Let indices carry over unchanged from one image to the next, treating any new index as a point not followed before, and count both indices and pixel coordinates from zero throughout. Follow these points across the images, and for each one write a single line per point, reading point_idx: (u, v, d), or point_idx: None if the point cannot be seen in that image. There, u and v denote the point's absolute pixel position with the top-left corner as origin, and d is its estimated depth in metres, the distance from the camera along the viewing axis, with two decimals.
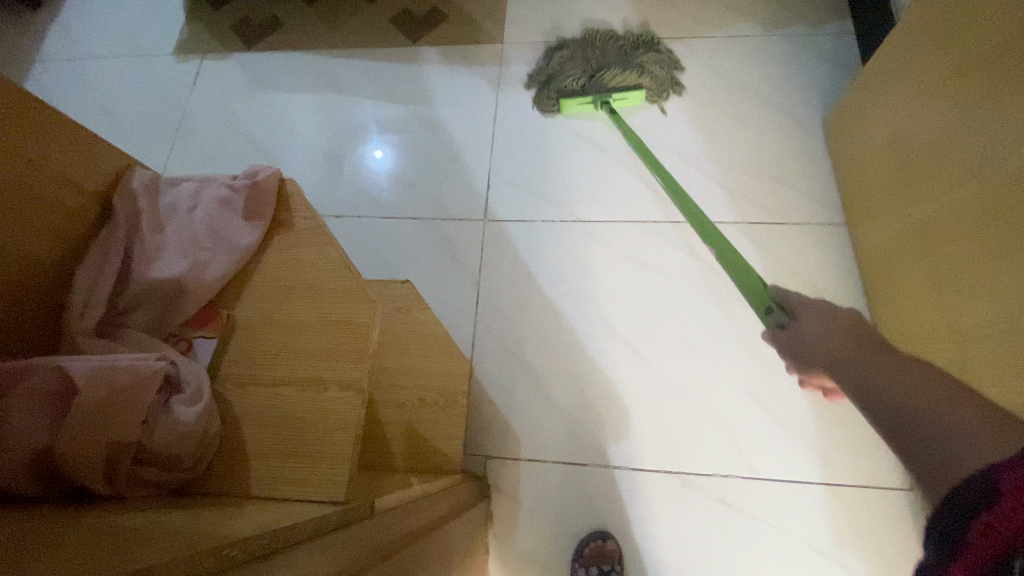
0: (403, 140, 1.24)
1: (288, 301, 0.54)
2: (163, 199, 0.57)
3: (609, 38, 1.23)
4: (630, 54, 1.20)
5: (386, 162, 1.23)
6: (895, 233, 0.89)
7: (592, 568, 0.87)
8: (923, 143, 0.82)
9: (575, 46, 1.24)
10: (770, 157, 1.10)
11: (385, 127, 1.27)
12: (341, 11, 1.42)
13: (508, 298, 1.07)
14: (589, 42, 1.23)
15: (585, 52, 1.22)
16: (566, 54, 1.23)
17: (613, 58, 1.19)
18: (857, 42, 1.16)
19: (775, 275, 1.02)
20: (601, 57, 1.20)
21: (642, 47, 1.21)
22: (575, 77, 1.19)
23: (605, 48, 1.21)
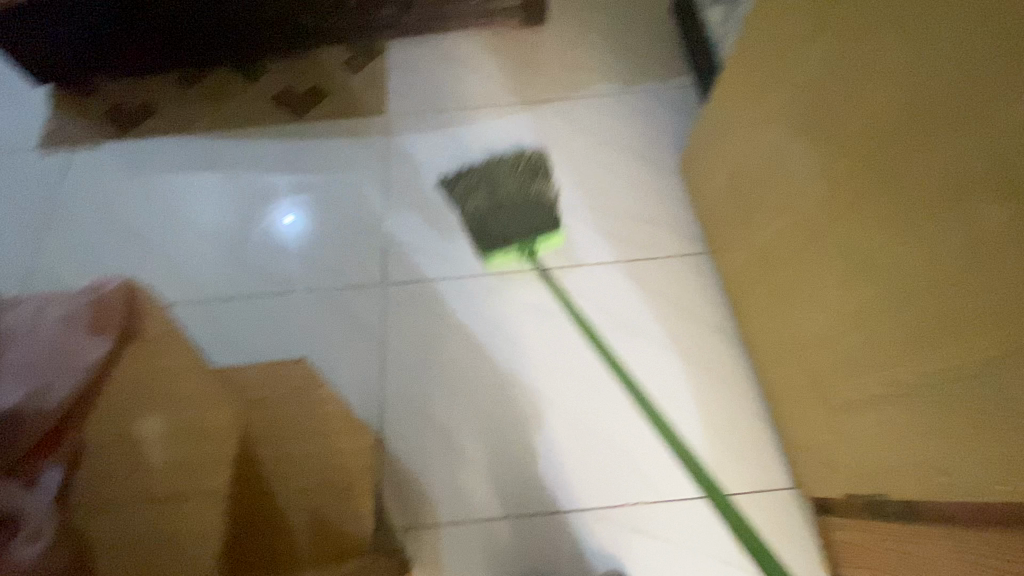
0: (310, 202, 1.25)
1: (139, 419, 0.66)
2: (7, 324, 0.69)
3: (504, 170, 1.17)
4: (531, 182, 1.17)
5: (294, 226, 1.23)
6: (744, 258, 0.99)
7: None
8: (753, 178, 0.92)
9: (477, 177, 1.17)
10: (638, 200, 1.21)
11: (293, 193, 1.27)
12: (219, 92, 1.42)
13: (412, 360, 1.08)
14: (489, 172, 1.17)
15: (490, 187, 1.16)
16: (471, 190, 1.17)
17: (519, 191, 1.15)
18: (697, 92, 1.32)
19: (656, 306, 1.10)
20: (505, 189, 1.15)
21: (539, 171, 1.18)
22: (489, 218, 1.13)
23: (506, 180, 1.16)
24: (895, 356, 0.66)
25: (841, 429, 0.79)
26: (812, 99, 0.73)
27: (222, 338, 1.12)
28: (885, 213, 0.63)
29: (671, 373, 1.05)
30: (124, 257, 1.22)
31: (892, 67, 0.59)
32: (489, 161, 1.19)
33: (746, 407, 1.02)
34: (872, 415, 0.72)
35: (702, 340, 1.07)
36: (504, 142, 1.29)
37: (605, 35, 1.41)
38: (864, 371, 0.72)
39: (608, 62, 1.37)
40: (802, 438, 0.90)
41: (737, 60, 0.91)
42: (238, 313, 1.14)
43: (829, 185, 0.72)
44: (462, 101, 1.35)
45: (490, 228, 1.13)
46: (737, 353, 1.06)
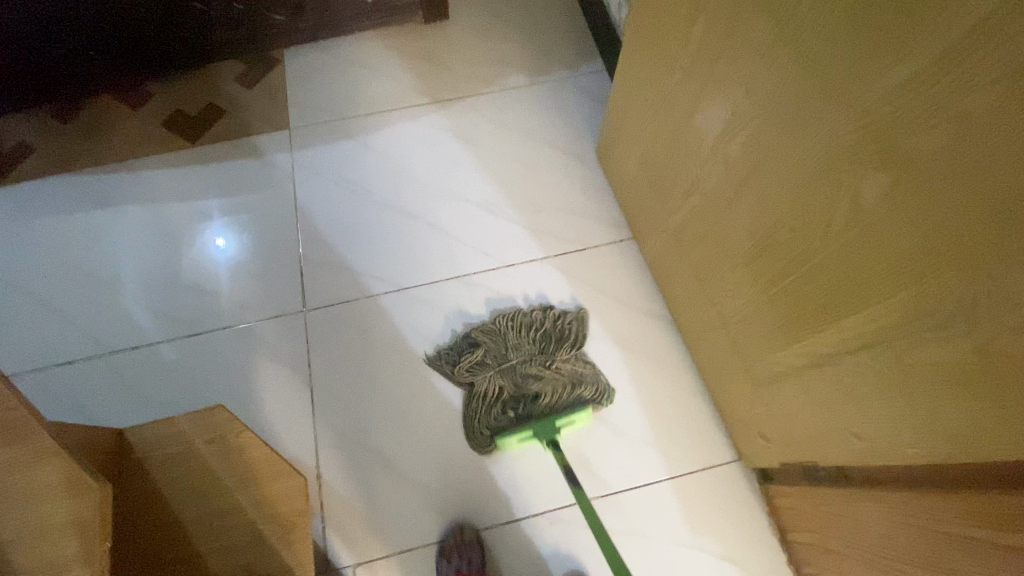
0: (241, 220, 1.17)
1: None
2: None
3: (516, 335, 1.03)
4: (550, 351, 1.02)
5: (225, 248, 1.15)
6: (662, 242, 0.99)
7: (454, 558, 0.89)
8: (660, 163, 0.92)
9: (487, 347, 1.02)
10: (559, 192, 1.19)
11: (225, 214, 1.18)
12: (101, 122, 1.29)
13: (344, 387, 1.03)
14: (499, 338, 1.03)
15: (501, 359, 1.01)
16: (481, 365, 1.01)
17: (536, 365, 1.01)
18: (607, 77, 1.31)
19: (588, 298, 1.09)
20: (519, 361, 1.01)
21: (561, 340, 1.03)
22: (503, 399, 0.98)
23: (519, 348, 1.02)
24: (801, 328, 0.67)
25: (767, 400, 0.80)
26: (703, 79, 0.72)
27: (134, 393, 1.03)
28: (778, 189, 0.64)
29: (609, 363, 1.04)
30: (12, 317, 1.10)
31: (762, 44, 0.59)
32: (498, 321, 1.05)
33: (685, 388, 1.02)
34: (791, 387, 0.73)
35: (635, 327, 1.07)
36: (417, 147, 1.24)
37: (510, 26, 1.37)
38: (778, 344, 0.73)
39: (516, 54, 1.34)
40: (737, 413, 0.91)
41: (631, 44, 0.89)
42: (159, 360, 1.06)
43: (725, 164, 0.73)
44: (370, 108, 1.28)
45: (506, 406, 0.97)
46: (671, 335, 1.06)
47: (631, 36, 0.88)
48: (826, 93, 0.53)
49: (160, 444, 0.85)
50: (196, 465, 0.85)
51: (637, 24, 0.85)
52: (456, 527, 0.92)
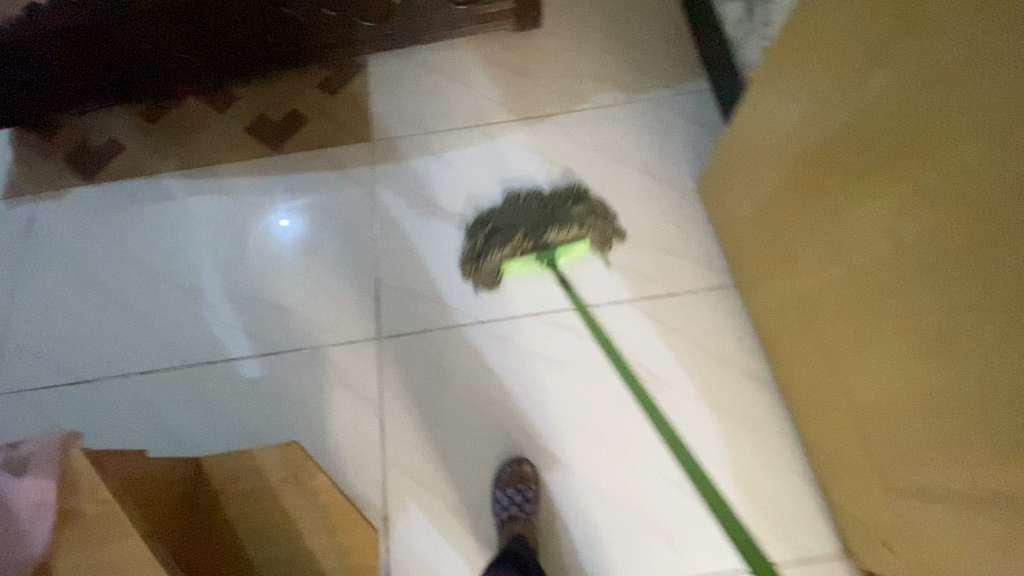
0: (306, 200, 1.18)
1: None
2: None
3: (523, 202, 1.04)
4: (557, 207, 1.03)
5: (288, 227, 1.16)
6: (777, 302, 0.89)
7: (509, 490, 0.91)
8: (787, 218, 0.81)
9: (496, 222, 1.03)
10: (654, 227, 1.09)
11: (289, 194, 1.19)
12: (188, 125, 1.28)
13: (415, 426, 0.99)
14: (507, 211, 1.04)
15: (514, 218, 1.03)
16: (496, 231, 1.03)
17: (545, 217, 1.02)
18: (713, 99, 1.18)
19: (680, 351, 1.00)
20: (530, 217, 1.02)
21: (569, 196, 1.05)
22: (517, 247, 1.00)
23: (530, 209, 1.03)
24: (973, 460, 0.57)
25: (905, 512, 0.69)
26: (875, 146, 0.61)
27: (209, 410, 1.02)
28: (972, 296, 0.52)
29: (700, 427, 0.95)
30: (100, 321, 1.12)
31: (989, 128, 0.47)
32: (507, 197, 1.07)
33: (784, 464, 0.92)
34: (944, 512, 0.62)
35: (732, 387, 0.97)
36: (501, 167, 1.17)
37: (607, 36, 1.26)
38: (934, 461, 0.62)
39: (612, 68, 1.23)
40: (855, 507, 0.81)
41: (770, 85, 0.78)
42: (234, 379, 1.04)
43: (891, 247, 0.62)
44: (454, 122, 1.22)
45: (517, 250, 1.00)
46: (772, 400, 0.96)
47: (771, 77, 0.77)
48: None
49: (238, 479, 0.84)
50: (273, 503, 0.84)
51: (784, 62, 0.73)
52: (515, 460, 0.94)
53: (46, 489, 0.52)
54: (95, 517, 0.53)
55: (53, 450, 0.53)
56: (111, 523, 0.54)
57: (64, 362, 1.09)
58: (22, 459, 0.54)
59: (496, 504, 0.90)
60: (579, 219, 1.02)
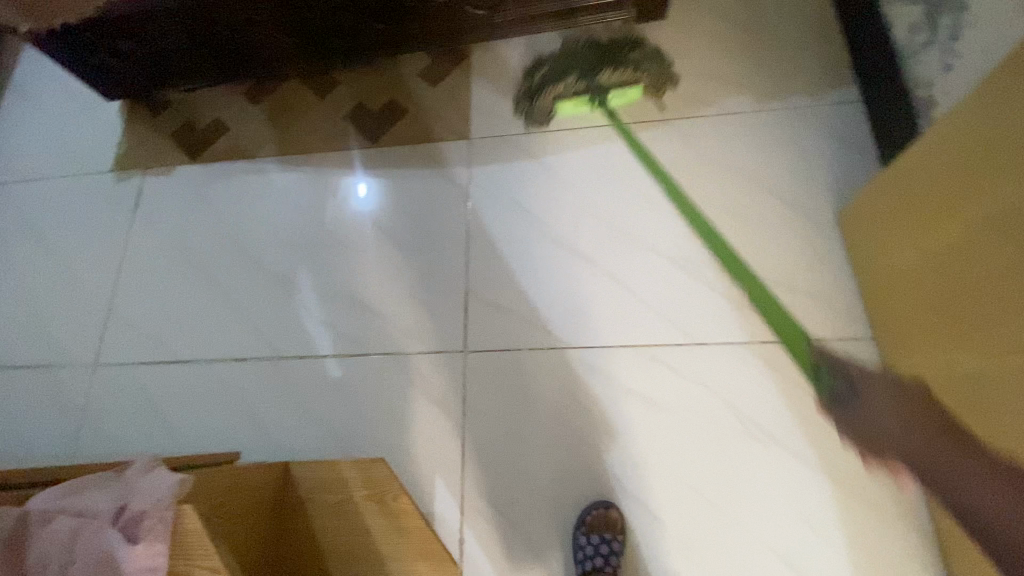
0: (386, 179, 1.16)
1: None
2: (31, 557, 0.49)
3: (580, 45, 1.08)
4: (613, 51, 1.07)
5: (366, 200, 1.15)
6: (934, 375, 0.76)
7: (593, 536, 0.84)
8: (972, 283, 0.68)
9: (552, 65, 1.09)
10: (779, 259, 0.96)
11: (369, 165, 1.18)
12: (289, 109, 1.27)
13: (498, 450, 0.94)
14: (563, 55, 1.09)
15: (571, 58, 1.08)
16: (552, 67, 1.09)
17: (600, 58, 1.06)
18: (864, 113, 1.02)
19: (796, 405, 0.89)
20: (587, 56, 1.07)
21: (625, 42, 1.09)
22: (571, 84, 1.07)
23: (587, 49, 1.07)
24: None
25: None
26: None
27: (295, 406, 1.03)
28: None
29: (812, 497, 0.85)
30: (198, 304, 1.15)
31: None
32: (564, 41, 1.12)
33: (909, 553, 0.81)
34: None
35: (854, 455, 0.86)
36: (607, 176, 1.08)
37: (740, 33, 1.12)
38: None
39: (744, 69, 1.09)
40: None
41: (986, 120, 0.64)
42: (321, 376, 1.04)
43: None
44: (560, 121, 1.13)
45: (569, 87, 1.07)
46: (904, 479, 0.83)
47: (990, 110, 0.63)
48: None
49: (324, 491, 0.83)
50: (355, 521, 0.82)
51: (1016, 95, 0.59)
52: (601, 504, 0.87)
53: (159, 553, 0.50)
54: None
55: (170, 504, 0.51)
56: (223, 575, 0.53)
57: (164, 340, 1.13)
58: (132, 517, 0.51)
59: (579, 550, 0.84)
60: (635, 61, 1.06)
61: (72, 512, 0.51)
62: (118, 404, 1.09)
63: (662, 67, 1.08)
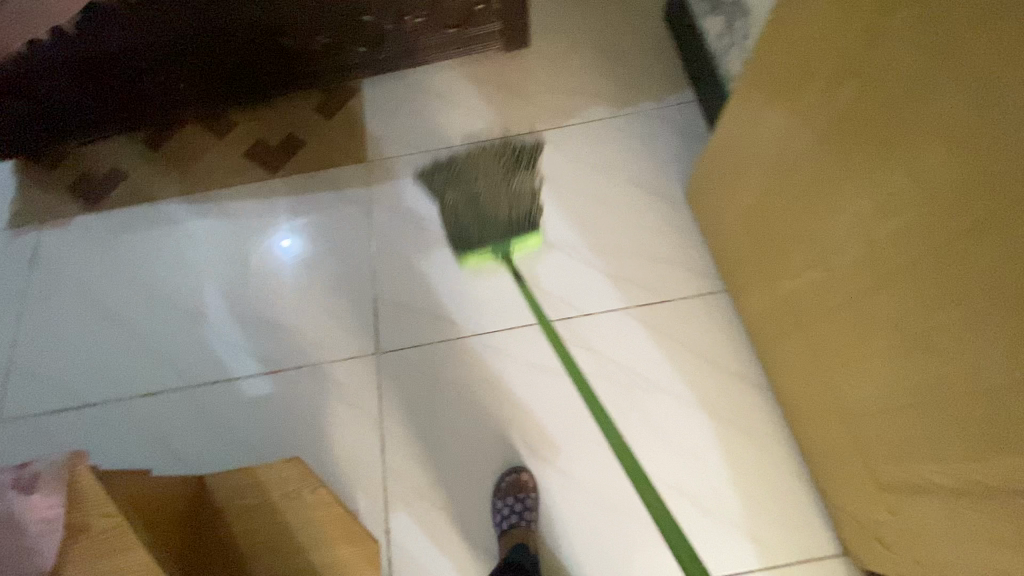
0: (289, 207, 1.22)
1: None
2: None
3: (484, 166, 1.09)
4: (512, 176, 1.09)
5: (290, 249, 1.18)
6: (766, 306, 0.90)
7: (509, 499, 0.92)
8: (768, 224, 0.84)
9: (456, 177, 1.09)
10: (645, 235, 1.10)
11: (273, 197, 1.24)
12: (188, 152, 1.31)
13: (416, 438, 1.00)
14: (468, 168, 1.09)
15: (468, 179, 1.08)
16: (449, 184, 1.09)
17: (496, 191, 1.07)
18: (698, 109, 1.21)
19: (673, 357, 1.00)
20: (482, 184, 1.08)
21: (518, 158, 1.10)
22: (467, 224, 1.05)
23: (485, 173, 1.08)
24: (950, 448, 0.59)
25: (901, 510, 0.71)
26: (858, 150, 0.61)
27: (212, 429, 1.04)
28: (962, 296, 0.53)
29: (697, 431, 0.95)
30: (104, 346, 1.14)
31: (939, 128, 0.50)
32: (474, 157, 1.11)
33: (782, 468, 0.92)
34: (936, 505, 0.64)
35: (726, 390, 0.97)
36: None
37: (592, 54, 1.30)
38: (921, 454, 0.64)
39: (598, 84, 1.27)
40: (852, 507, 0.82)
41: (756, 86, 0.77)
42: (237, 398, 1.06)
43: (868, 250, 0.64)
44: (447, 140, 1.25)
45: (466, 219, 1.06)
46: (765, 400, 0.96)
47: (755, 80, 0.77)
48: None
49: (241, 495, 0.86)
50: (276, 517, 0.85)
51: (767, 61, 0.73)
52: (513, 469, 0.95)
53: (54, 505, 0.54)
54: (101, 533, 0.54)
55: (59, 465, 0.55)
56: (119, 525, 0.55)
57: (69, 386, 1.11)
58: (28, 478, 0.54)
59: (496, 515, 0.91)
60: (528, 200, 1.06)
61: None
62: (21, 457, 1.05)
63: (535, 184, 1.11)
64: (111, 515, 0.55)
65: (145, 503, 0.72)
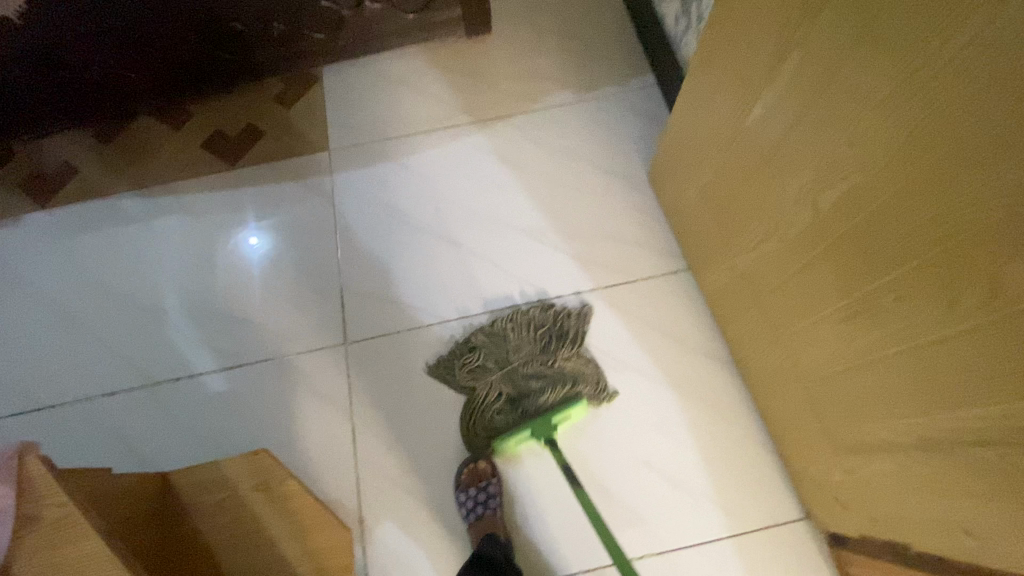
0: (249, 200, 1.20)
1: None
2: None
3: (517, 334, 1.00)
4: (550, 350, 1.00)
5: (257, 247, 1.16)
6: (726, 282, 0.92)
7: (470, 490, 0.93)
8: (723, 201, 0.86)
9: (487, 349, 1.00)
10: (611, 218, 1.12)
11: (231, 190, 1.21)
12: (143, 146, 1.27)
13: (387, 427, 1.00)
14: (500, 341, 1.00)
15: (502, 360, 0.99)
16: (480, 368, 0.99)
17: (535, 363, 0.98)
18: (659, 93, 1.23)
19: (638, 335, 1.02)
20: (518, 364, 0.99)
21: (554, 329, 1.01)
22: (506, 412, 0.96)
23: (518, 347, 0.99)
24: (897, 403, 0.62)
25: (854, 469, 0.74)
26: (800, 126, 0.63)
27: (178, 426, 1.02)
28: (894, 262, 0.56)
29: (662, 408, 0.97)
30: (60, 348, 1.10)
31: (875, 94, 0.52)
32: (502, 324, 1.02)
33: (747, 438, 0.95)
34: (885, 461, 0.67)
35: (692, 366, 1.00)
36: (457, 169, 1.19)
37: (555, 39, 1.31)
38: (870, 413, 0.67)
39: (562, 69, 1.27)
40: (811, 470, 0.85)
41: (710, 64, 0.79)
42: (203, 395, 1.04)
43: (815, 218, 0.66)
44: (410, 128, 1.24)
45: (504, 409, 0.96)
46: (729, 374, 0.99)
47: (707, 61, 0.79)
48: (978, 173, 0.44)
49: (207, 491, 0.84)
50: (247, 511, 0.84)
51: (718, 39, 0.74)
52: (470, 460, 0.96)
53: (3, 496, 0.52)
54: (54, 523, 0.53)
55: (8, 456, 0.54)
56: (73, 513, 0.54)
57: (24, 388, 1.07)
58: None
59: (461, 508, 0.92)
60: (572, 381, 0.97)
61: None
62: None
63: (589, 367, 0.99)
64: (63, 503, 0.53)
65: (111, 497, 0.70)
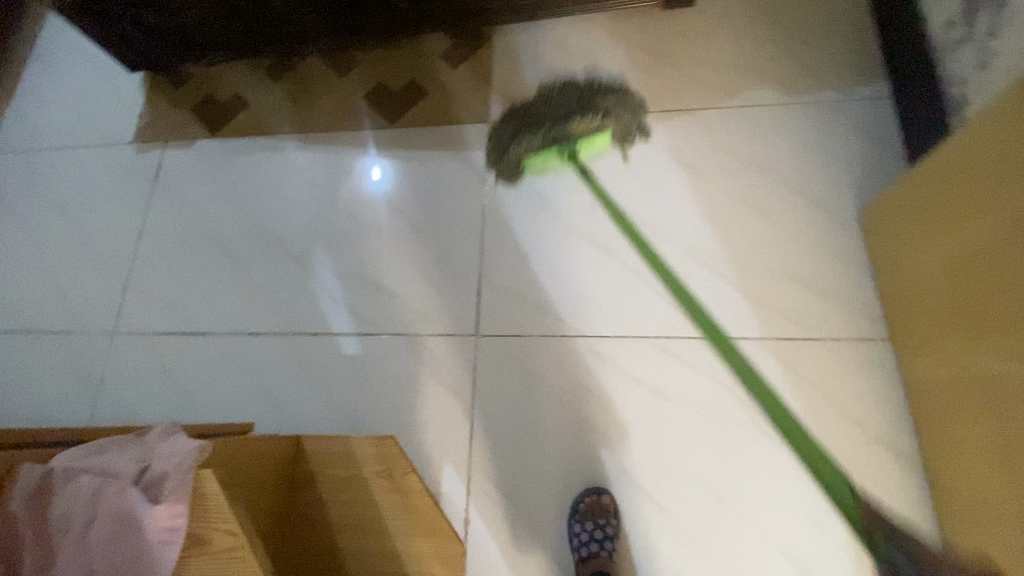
0: (402, 160, 1.16)
1: None
2: (64, 502, 0.56)
3: (558, 91, 0.99)
4: (588, 100, 0.98)
5: (379, 181, 1.15)
6: (951, 378, 0.75)
7: (587, 523, 0.86)
8: (984, 284, 0.68)
9: (530, 110, 0.99)
10: (798, 254, 0.95)
11: (386, 146, 1.17)
12: (308, 87, 1.26)
13: (507, 434, 0.95)
14: (541, 100, 0.99)
15: (544, 117, 0.98)
16: (522, 129, 1.00)
17: (572, 109, 0.98)
18: (890, 110, 1.00)
19: (807, 403, 0.88)
20: (559, 111, 0.98)
21: (596, 86, 0.99)
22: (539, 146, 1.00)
23: (557, 103, 0.98)
24: None
25: None
26: None
27: (308, 382, 1.04)
28: None
29: None
30: (214, 280, 1.16)
31: None
32: (545, 86, 1.01)
33: None
34: None
35: (867, 456, 0.84)
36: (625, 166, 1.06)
37: (768, 23, 1.10)
38: None
39: (770, 59, 1.07)
40: None
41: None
42: (334, 355, 1.05)
43: None
44: None
45: (539, 144, 0.99)
46: (913, 478, 0.83)
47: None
48: None
49: (331, 466, 0.85)
50: (363, 495, 0.85)
51: None
52: (592, 491, 0.89)
53: (177, 514, 0.55)
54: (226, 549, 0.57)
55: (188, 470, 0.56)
56: None
57: (180, 313, 1.14)
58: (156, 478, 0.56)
59: (574, 539, 0.85)
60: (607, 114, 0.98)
61: (98, 472, 0.58)
62: (133, 375, 1.11)
63: (632, 116, 1.01)
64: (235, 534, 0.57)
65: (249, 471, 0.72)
